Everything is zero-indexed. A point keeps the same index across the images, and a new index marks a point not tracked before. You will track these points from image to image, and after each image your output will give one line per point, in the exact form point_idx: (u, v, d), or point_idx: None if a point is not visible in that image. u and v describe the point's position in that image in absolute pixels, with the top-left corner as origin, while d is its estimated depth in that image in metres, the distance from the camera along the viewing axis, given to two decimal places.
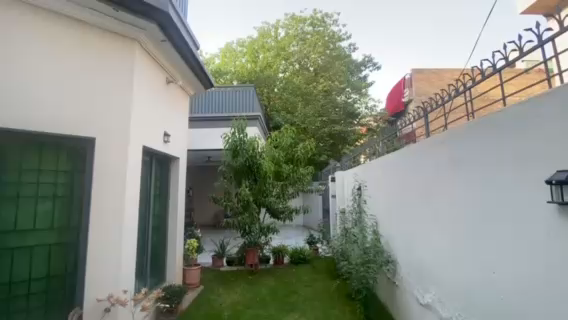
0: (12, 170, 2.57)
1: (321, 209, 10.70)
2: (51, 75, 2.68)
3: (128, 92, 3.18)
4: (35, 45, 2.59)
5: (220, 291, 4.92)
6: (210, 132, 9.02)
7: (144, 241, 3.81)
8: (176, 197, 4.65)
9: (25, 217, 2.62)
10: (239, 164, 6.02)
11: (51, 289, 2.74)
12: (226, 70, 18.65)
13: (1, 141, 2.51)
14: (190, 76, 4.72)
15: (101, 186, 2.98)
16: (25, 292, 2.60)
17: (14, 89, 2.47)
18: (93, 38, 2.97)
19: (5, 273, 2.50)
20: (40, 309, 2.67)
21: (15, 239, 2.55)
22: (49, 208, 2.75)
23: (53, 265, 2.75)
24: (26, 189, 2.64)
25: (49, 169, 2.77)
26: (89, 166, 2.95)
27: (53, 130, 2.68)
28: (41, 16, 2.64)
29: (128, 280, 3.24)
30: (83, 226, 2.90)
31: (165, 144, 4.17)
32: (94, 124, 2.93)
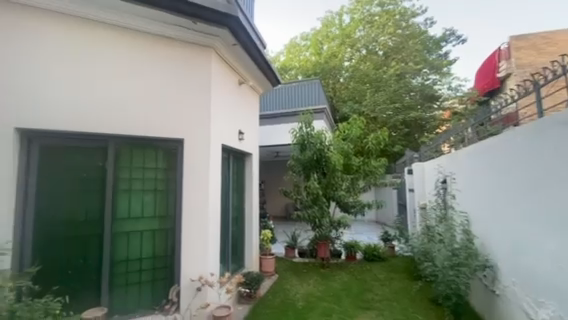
0: (125, 169, 3.15)
1: (397, 204, 9.95)
2: (148, 88, 3.19)
3: (207, 96, 3.53)
4: (135, 64, 3.14)
5: (293, 281, 5.10)
6: (279, 127, 9.33)
7: (226, 230, 4.19)
8: (250, 190, 4.97)
9: (135, 207, 3.19)
10: (307, 158, 6.01)
11: (157, 267, 3.28)
12: (291, 65, 19.02)
13: (117, 145, 3.11)
14: (260, 75, 4.94)
15: (190, 181, 3.40)
16: (138, 268, 3.18)
17: (123, 101, 3.06)
18: (178, 50, 3.39)
19: (124, 252, 3.11)
20: (149, 283, 3.23)
21: (130, 225, 3.15)
22: (152, 200, 3.28)
23: (157, 247, 3.28)
24: (135, 184, 3.20)
25: (150, 167, 3.29)
26: (180, 164, 3.39)
27: (153, 133, 3.20)
28: (138, 38, 3.17)
29: (214, 263, 3.65)
30: (177, 214, 3.36)
31: (240, 142, 4.49)
32: (181, 126, 3.35)
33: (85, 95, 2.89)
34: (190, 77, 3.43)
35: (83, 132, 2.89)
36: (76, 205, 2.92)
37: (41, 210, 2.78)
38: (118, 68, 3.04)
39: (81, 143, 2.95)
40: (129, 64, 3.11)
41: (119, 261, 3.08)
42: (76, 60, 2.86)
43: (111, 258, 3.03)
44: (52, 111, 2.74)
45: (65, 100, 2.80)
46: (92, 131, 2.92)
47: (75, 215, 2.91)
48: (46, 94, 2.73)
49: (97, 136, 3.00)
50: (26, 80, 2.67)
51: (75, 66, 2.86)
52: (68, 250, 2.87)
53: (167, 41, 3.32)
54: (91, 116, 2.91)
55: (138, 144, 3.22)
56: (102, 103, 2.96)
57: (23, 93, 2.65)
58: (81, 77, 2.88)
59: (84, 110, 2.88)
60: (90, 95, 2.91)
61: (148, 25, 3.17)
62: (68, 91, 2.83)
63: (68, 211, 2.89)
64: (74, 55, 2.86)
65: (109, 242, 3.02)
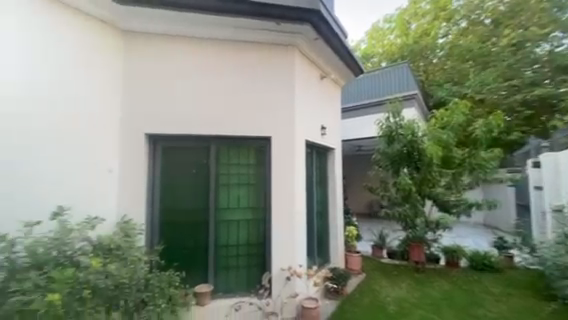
0: (224, 165, 3.57)
1: (516, 205, 8.13)
2: (240, 91, 3.52)
3: (291, 93, 3.64)
4: (229, 70, 3.50)
5: (382, 283, 4.80)
6: (362, 120, 8.92)
7: (311, 225, 4.26)
8: (334, 186, 4.91)
9: (232, 199, 3.58)
10: (396, 151, 5.49)
11: (251, 254, 3.61)
12: (373, 53, 17.83)
13: (217, 144, 3.55)
14: (342, 66, 4.79)
15: (278, 176, 3.60)
16: (236, 254, 3.57)
17: (220, 106, 3.46)
18: (264, 52, 3.60)
19: (224, 238, 3.54)
20: (245, 268, 3.58)
21: (228, 215, 3.56)
22: (246, 193, 3.62)
23: (250, 236, 3.61)
24: (232, 178, 3.60)
25: (243, 163, 3.63)
26: (268, 160, 3.63)
27: (245, 133, 3.51)
28: (231, 47, 3.52)
29: (302, 255, 3.78)
30: (268, 207, 3.62)
31: (322, 137, 4.48)
32: (268, 124, 3.57)
33: (192, 103, 3.40)
34: (275, 77, 3.61)
35: (192, 134, 3.41)
36: (188, 197, 3.48)
37: (165, 200, 3.44)
38: (215, 76, 3.46)
39: (191, 144, 3.49)
40: (224, 72, 3.49)
41: (221, 246, 3.53)
42: (184, 74, 3.39)
43: (215, 243, 3.51)
44: (170, 118, 3.35)
45: (177, 108, 3.37)
46: (198, 133, 3.41)
47: (188, 205, 3.48)
48: (165, 105, 3.35)
49: (202, 137, 3.48)
50: (152, 95, 3.34)
51: (184, 79, 3.39)
52: (184, 234, 3.46)
53: (255, 45, 3.58)
54: (197, 120, 3.40)
55: (233, 143, 3.59)
56: (205, 108, 3.42)
57: (151, 106, 3.33)
58: (189, 88, 3.39)
59: (192, 115, 3.39)
60: (195, 102, 3.40)
61: (239, 34, 3.49)
62: (180, 101, 3.38)
63: (183, 201, 3.47)
64: (183, 70, 3.38)
65: (213, 229, 3.50)
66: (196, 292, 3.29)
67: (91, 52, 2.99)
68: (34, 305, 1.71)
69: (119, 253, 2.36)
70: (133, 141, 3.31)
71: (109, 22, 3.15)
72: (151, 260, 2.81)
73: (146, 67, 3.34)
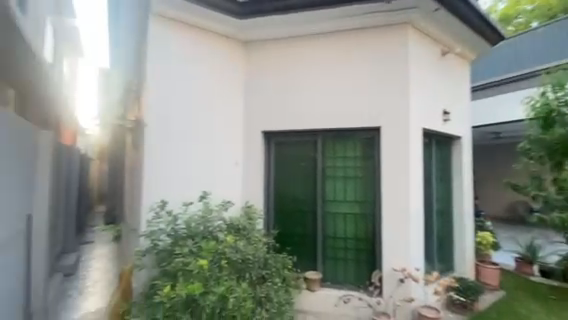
0: (331, 158, 3.63)
1: None
2: (346, 82, 3.48)
3: (403, 77, 3.32)
4: (335, 62, 3.52)
5: (532, 307, 3.76)
6: (501, 100, 7.13)
7: (430, 225, 3.76)
8: (460, 181, 4.15)
9: (340, 191, 3.60)
10: (557, 137, 4.13)
11: (360, 249, 3.53)
12: (518, 12, 13.81)
13: (325, 137, 3.64)
14: (473, 36, 3.96)
15: (388, 169, 3.37)
16: (344, 247, 3.58)
17: (327, 98, 3.54)
18: (372, 37, 3.42)
19: (332, 230, 3.61)
20: (354, 263, 3.54)
21: (336, 207, 3.61)
22: (354, 186, 3.56)
23: (359, 230, 3.54)
24: (339, 171, 3.61)
25: (351, 156, 3.58)
26: (378, 152, 3.44)
27: (352, 124, 3.46)
28: (337, 38, 3.53)
29: (418, 257, 3.41)
30: (378, 201, 3.46)
31: (444, 123, 3.85)
32: (378, 114, 3.38)
33: (301, 99, 3.62)
34: (386, 63, 3.37)
35: (302, 128, 3.63)
36: (299, 188, 3.74)
37: (279, 190, 3.81)
38: (322, 70, 3.55)
39: (300, 138, 3.72)
40: (330, 64, 3.54)
41: (329, 238, 3.62)
42: (295, 73, 3.64)
43: (324, 234, 3.63)
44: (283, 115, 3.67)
45: (289, 105, 3.65)
46: (308, 127, 3.59)
47: (299, 195, 3.74)
48: (278, 103, 3.69)
49: (310, 131, 3.65)
50: (268, 96, 3.73)
51: (295, 78, 3.64)
52: (295, 222, 3.74)
53: (364, 33, 3.44)
54: (307, 115, 3.59)
55: (340, 136, 3.57)
56: (314, 103, 3.57)
57: (267, 106, 3.74)
58: (299, 85, 3.62)
59: (302, 111, 3.60)
60: (306, 98, 3.59)
61: (345, 23, 3.46)
62: (290, 98, 3.67)
63: (293, 192, 3.76)
64: (293, 70, 3.64)
65: (321, 220, 3.63)
66: (306, 277, 3.53)
67: (219, 68, 3.70)
68: (190, 266, 2.17)
69: (245, 232, 2.76)
70: (253, 137, 3.81)
71: (231, 40, 3.79)
72: (268, 243, 3.13)
73: (261, 72, 3.77)
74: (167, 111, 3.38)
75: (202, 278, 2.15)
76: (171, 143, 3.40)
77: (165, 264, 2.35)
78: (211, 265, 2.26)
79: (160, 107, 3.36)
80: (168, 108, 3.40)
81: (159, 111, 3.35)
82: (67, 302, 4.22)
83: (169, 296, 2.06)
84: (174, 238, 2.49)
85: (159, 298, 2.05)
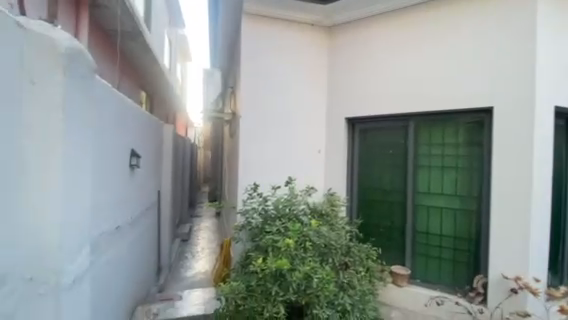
0: (425, 146, 3.34)
1: None
2: (444, 59, 3.13)
3: (523, 45, 2.75)
4: (430, 39, 3.22)
5: None
6: None
7: (562, 231, 2.98)
8: None
9: (435, 183, 3.27)
10: None
11: (458, 248, 3.15)
12: None
13: (417, 122, 3.37)
14: None
15: (502, 158, 2.84)
16: (438, 244, 3.26)
17: (419, 79, 3.28)
18: (481, 4, 2.96)
19: (424, 225, 3.33)
20: (449, 263, 3.19)
21: (430, 200, 3.30)
22: (453, 177, 3.18)
23: (458, 227, 3.15)
24: (434, 160, 3.29)
25: (450, 143, 3.19)
26: (488, 139, 2.96)
27: (448, 105, 3.12)
28: (434, 11, 3.20)
29: (540, 267, 2.78)
30: (486, 195, 2.98)
31: None
32: (486, 93, 2.91)
33: (389, 82, 3.46)
34: (498, 33, 2.87)
35: (390, 114, 3.47)
36: (384, 177, 3.57)
37: (363, 178, 3.74)
38: (414, 50, 3.31)
39: (387, 124, 3.55)
40: (424, 42, 3.25)
41: (420, 232, 3.35)
42: (382, 57, 3.51)
43: (413, 227, 3.38)
44: (368, 101, 3.60)
45: (375, 91, 3.56)
46: (397, 112, 3.42)
47: (385, 184, 3.57)
48: (363, 90, 3.65)
49: (400, 117, 3.46)
50: (352, 83, 3.74)
51: (383, 61, 3.51)
52: (381, 212, 3.61)
53: (469, 3, 3.02)
54: (395, 100, 3.42)
55: (436, 119, 3.25)
56: (403, 87, 3.37)
57: (351, 93, 3.74)
58: (387, 69, 3.47)
59: (390, 96, 3.45)
60: (394, 82, 3.43)
61: None
62: (377, 82, 3.55)
63: (380, 181, 3.61)
64: (380, 54, 3.53)
65: (411, 212, 3.39)
66: (392, 271, 3.36)
67: (304, 60, 3.89)
68: (280, 243, 2.36)
69: (327, 218, 2.82)
70: (338, 124, 3.86)
71: (317, 32, 3.94)
72: (351, 230, 3.10)
73: (345, 60, 3.79)
74: (258, 103, 3.73)
75: (289, 255, 2.29)
76: (261, 132, 3.74)
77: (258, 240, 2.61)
78: (297, 244, 2.42)
79: (252, 100, 3.72)
80: (259, 100, 3.74)
81: (251, 103, 3.71)
82: (184, 261, 5.29)
83: (262, 267, 2.20)
84: (264, 217, 2.76)
85: (254, 268, 2.22)
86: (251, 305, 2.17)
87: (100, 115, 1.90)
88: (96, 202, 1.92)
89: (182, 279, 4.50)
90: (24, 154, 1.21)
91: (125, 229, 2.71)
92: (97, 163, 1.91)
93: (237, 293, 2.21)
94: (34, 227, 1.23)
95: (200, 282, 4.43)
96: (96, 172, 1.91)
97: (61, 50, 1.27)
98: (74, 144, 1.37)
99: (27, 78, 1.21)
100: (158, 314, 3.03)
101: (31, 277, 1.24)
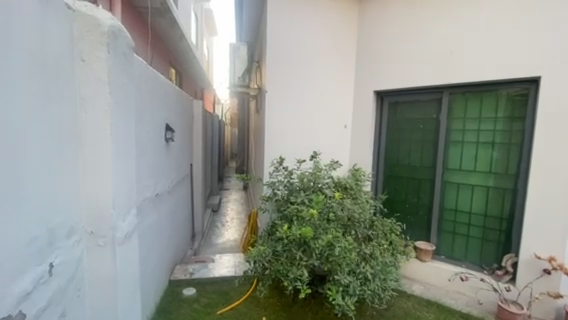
0: (458, 121, 3.20)
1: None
2: (484, 25, 2.87)
3: None
4: (469, 3, 2.94)
5: None
6: None
7: None
8: None
9: (468, 159, 3.17)
10: None
11: (488, 226, 3.09)
12: None
13: (450, 96, 3.21)
14: None
15: (547, 134, 2.62)
16: (466, 221, 3.22)
17: (454, 49, 3.05)
18: None
19: (453, 202, 3.28)
20: (477, 241, 3.16)
21: (461, 177, 3.22)
22: (488, 153, 3.05)
23: (490, 205, 3.07)
24: (469, 135, 3.16)
25: (488, 118, 3.04)
26: (531, 113, 2.76)
27: (486, 76, 2.90)
28: None
29: None
30: (523, 173, 2.83)
31: None
32: (533, 61, 2.64)
33: (420, 53, 3.28)
34: None
35: (421, 86, 3.31)
36: (413, 152, 3.52)
37: (391, 153, 3.71)
38: (450, 17, 3.06)
39: (419, 97, 3.42)
40: (462, 7, 2.98)
41: (448, 209, 3.31)
42: (415, 24, 3.29)
43: (441, 204, 3.34)
44: (398, 73, 3.45)
45: (406, 62, 3.38)
46: (429, 83, 3.24)
47: (412, 160, 3.53)
48: (394, 61, 3.47)
49: (433, 89, 3.29)
50: (382, 54, 3.57)
51: (416, 29, 3.28)
52: (407, 188, 3.58)
53: None
54: (428, 71, 3.23)
55: (473, 90, 3.08)
56: (437, 57, 3.16)
57: (380, 66, 3.60)
58: (419, 40, 3.27)
59: (422, 67, 3.27)
60: (428, 52, 3.22)
61: None
62: (407, 53, 3.37)
63: (407, 157, 3.56)
64: (413, 21, 3.30)
65: (440, 188, 3.33)
66: (416, 246, 3.39)
67: (332, 31, 3.76)
68: (304, 213, 2.46)
69: (352, 192, 2.89)
70: (365, 98, 3.77)
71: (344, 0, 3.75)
72: (375, 205, 3.16)
73: (375, 30, 3.62)
74: (284, 78, 3.72)
75: (313, 225, 2.39)
76: (287, 107, 3.76)
77: (283, 210, 2.73)
78: (320, 214, 2.52)
79: (278, 75, 3.71)
80: (285, 75, 3.72)
81: (277, 78, 3.71)
82: (216, 229, 5.71)
83: (287, 234, 2.33)
84: (289, 189, 2.87)
85: (279, 234, 2.36)
86: (276, 268, 2.31)
87: (139, 92, 2.05)
88: (140, 171, 2.14)
89: (214, 245, 4.90)
90: (81, 126, 1.38)
91: (164, 197, 2.99)
92: (139, 136, 2.10)
93: (264, 256, 2.36)
94: (92, 188, 1.44)
95: (230, 248, 4.79)
96: (138, 144, 2.10)
97: (104, 29, 1.38)
98: (119, 116, 1.53)
99: (78, 57, 1.36)
100: (194, 273, 3.38)
101: (91, 230, 1.45)
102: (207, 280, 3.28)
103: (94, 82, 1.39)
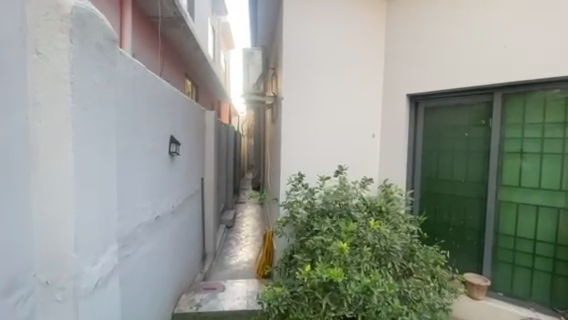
0: (515, 127, 2.63)
1: None
2: (548, 10, 2.33)
3: None
4: None
5: None
6: None
7: None
8: None
9: (529, 174, 2.58)
10: None
11: (560, 259, 2.45)
12: None
13: (504, 98, 2.66)
14: None
15: None
16: (530, 251, 2.59)
17: (508, 42, 2.53)
18: None
19: (510, 226, 2.67)
20: (545, 276, 2.52)
21: (521, 195, 2.62)
22: (557, 167, 2.45)
23: (562, 232, 2.43)
24: (529, 145, 2.58)
25: (555, 122, 2.45)
26: None
27: (552, 72, 2.33)
28: None
29: None
30: None
31: None
32: None
33: (463, 50, 2.78)
34: None
35: (466, 87, 2.79)
36: (457, 166, 2.96)
37: (429, 167, 3.17)
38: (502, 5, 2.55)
39: (463, 100, 2.90)
40: None
41: (505, 234, 2.70)
42: (456, 16, 2.81)
43: (496, 229, 2.73)
44: (436, 74, 2.96)
45: (446, 60, 2.89)
46: (476, 84, 2.72)
47: (456, 175, 2.97)
48: (430, 60, 2.99)
49: (481, 90, 2.76)
50: (416, 52, 3.11)
51: (458, 21, 2.80)
52: (450, 208, 3.00)
53: None
54: (474, 69, 2.72)
55: (535, 90, 2.51)
56: (486, 52, 2.65)
57: (413, 66, 3.13)
58: (462, 34, 2.78)
59: (466, 65, 2.76)
60: (474, 47, 2.72)
61: None
62: (446, 50, 2.88)
63: (449, 171, 3.02)
64: (454, 13, 2.83)
65: (494, 210, 2.73)
66: (466, 280, 2.77)
67: (355, 30, 3.36)
68: (330, 247, 1.98)
69: (387, 215, 2.37)
70: (396, 104, 3.29)
71: None
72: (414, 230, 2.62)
73: (406, 26, 3.18)
74: (302, 84, 3.33)
75: (341, 262, 1.91)
76: (306, 116, 3.35)
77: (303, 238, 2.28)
78: (350, 246, 2.04)
79: (295, 80, 3.32)
80: (304, 80, 3.33)
81: (294, 84, 3.32)
82: (229, 248, 5.30)
83: (309, 275, 1.88)
84: (311, 211, 2.42)
85: (299, 275, 1.91)
86: (295, 316, 1.87)
87: (126, 96, 1.70)
88: (129, 191, 1.77)
89: (227, 267, 4.49)
90: (32, 139, 1.03)
91: (167, 218, 2.64)
92: (126, 150, 1.74)
93: (281, 301, 1.92)
94: (46, 223, 1.06)
95: (243, 271, 4.35)
96: (127, 160, 1.74)
97: (67, 10, 1.02)
98: (93, 125, 1.16)
99: (32, 48, 1.01)
100: (201, 305, 2.97)
101: (47, 280, 1.08)
102: (215, 315, 2.85)
103: (52, 81, 1.03)
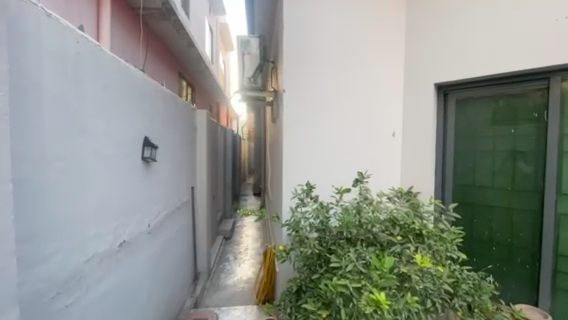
0: None
1: None
2: None
3: None
4: None
5: None
6: None
7: None
8: None
9: None
10: None
11: None
12: None
13: (558, 85, 2.03)
14: None
15: None
16: None
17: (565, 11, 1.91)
18: None
19: None
20: None
21: None
22: None
23: None
24: None
25: None
26: None
27: None
28: None
29: None
30: None
31: None
32: None
33: (502, 27, 2.20)
34: None
35: (512, 73, 2.19)
36: (498, 169, 2.35)
37: (463, 170, 2.57)
38: None
39: (508, 88, 2.27)
40: None
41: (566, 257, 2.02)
42: None
43: (557, 252, 2.05)
44: (468, 59, 2.39)
45: (482, 40, 2.31)
46: (523, 67, 2.11)
47: (499, 181, 2.35)
48: (461, 42, 2.43)
49: (527, 75, 2.15)
50: (442, 34, 2.55)
51: None
52: (493, 222, 2.39)
53: None
54: (520, 49, 2.12)
55: None
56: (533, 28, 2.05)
57: (439, 51, 2.58)
58: (500, 7, 2.21)
59: (508, 45, 2.17)
60: (519, 21, 2.12)
61: None
62: (481, 28, 2.31)
63: (485, 178, 2.42)
64: None
65: (551, 228, 2.07)
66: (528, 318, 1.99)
67: (368, 13, 2.84)
68: (359, 300, 1.49)
69: (426, 239, 1.84)
70: (421, 97, 2.75)
71: None
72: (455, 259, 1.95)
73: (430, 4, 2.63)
74: (307, 76, 2.79)
75: None
76: (314, 114, 2.81)
77: (315, 276, 1.84)
78: (387, 295, 1.55)
79: (298, 71, 2.78)
80: (308, 71, 2.79)
81: (299, 77, 2.78)
82: (227, 264, 4.76)
83: None
84: (322, 237, 1.97)
85: None
86: None
87: (45, 76, 1.16)
88: (56, 213, 1.22)
89: (223, 288, 3.92)
90: None
91: (141, 242, 2.10)
92: (50, 156, 1.18)
93: None
94: None
95: (242, 293, 3.78)
96: (51, 169, 1.19)
97: None
98: None
99: None
100: None
101: None
102: None
103: None
